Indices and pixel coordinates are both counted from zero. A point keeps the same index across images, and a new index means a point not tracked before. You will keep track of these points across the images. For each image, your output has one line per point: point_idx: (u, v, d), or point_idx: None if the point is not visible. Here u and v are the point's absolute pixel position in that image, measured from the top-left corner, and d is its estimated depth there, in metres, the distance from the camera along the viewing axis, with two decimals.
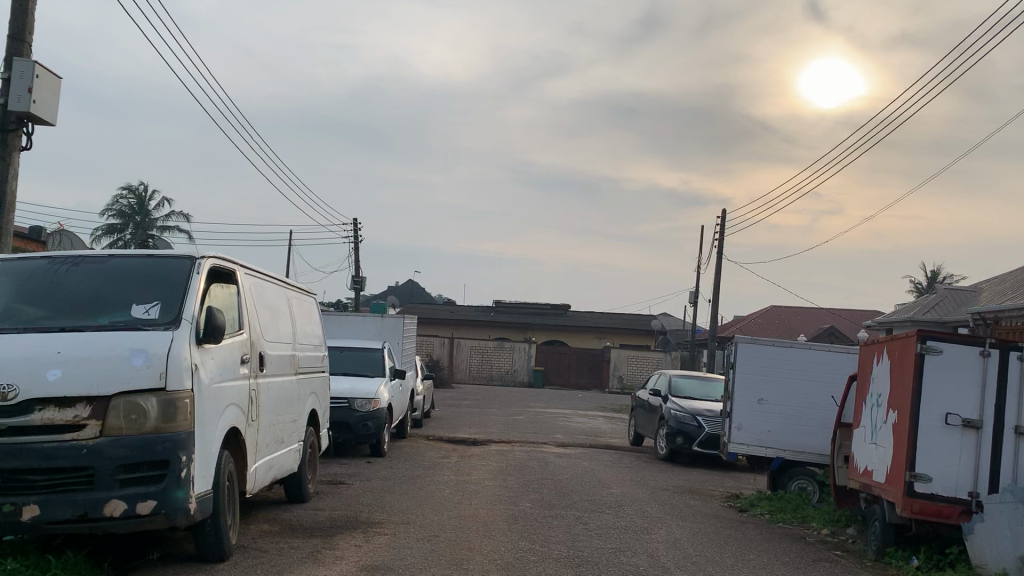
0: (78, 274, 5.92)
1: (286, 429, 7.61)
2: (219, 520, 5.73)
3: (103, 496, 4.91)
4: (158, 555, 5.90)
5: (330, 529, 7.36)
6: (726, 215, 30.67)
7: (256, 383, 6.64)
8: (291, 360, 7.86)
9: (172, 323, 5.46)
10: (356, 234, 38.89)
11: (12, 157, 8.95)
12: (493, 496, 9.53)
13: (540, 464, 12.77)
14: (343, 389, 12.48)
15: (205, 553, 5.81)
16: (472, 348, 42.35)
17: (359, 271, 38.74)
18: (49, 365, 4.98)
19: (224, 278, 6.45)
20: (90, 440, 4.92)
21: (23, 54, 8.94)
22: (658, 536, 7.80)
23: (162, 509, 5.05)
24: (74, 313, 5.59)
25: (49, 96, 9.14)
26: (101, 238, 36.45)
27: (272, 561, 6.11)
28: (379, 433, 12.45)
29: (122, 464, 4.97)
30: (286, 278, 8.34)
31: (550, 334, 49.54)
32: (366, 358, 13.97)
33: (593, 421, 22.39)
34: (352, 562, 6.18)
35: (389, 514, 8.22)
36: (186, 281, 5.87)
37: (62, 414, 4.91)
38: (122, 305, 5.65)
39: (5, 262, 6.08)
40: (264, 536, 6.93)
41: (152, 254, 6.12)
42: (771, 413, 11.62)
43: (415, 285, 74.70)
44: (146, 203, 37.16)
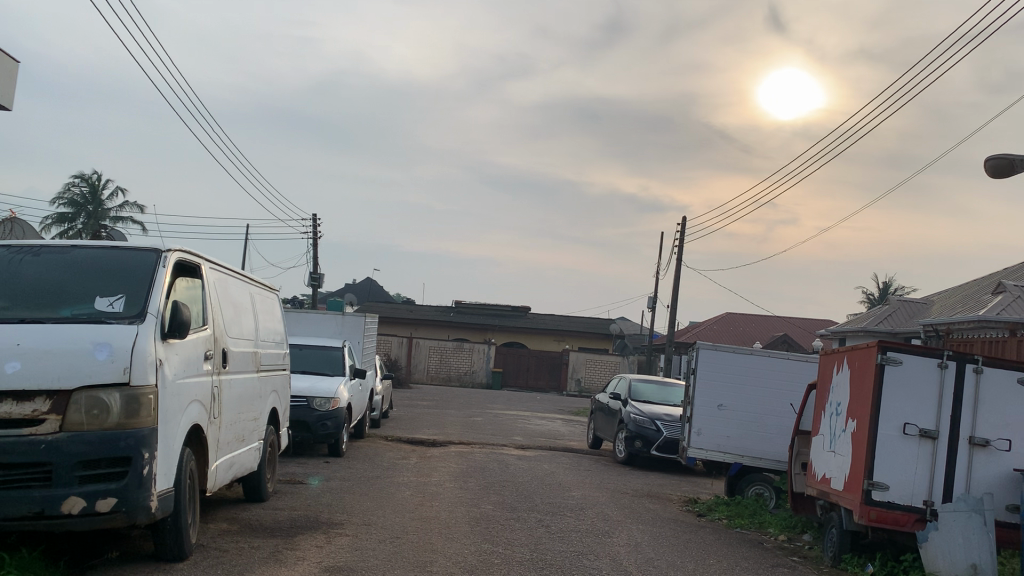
0: (38, 265, 5.78)
1: (247, 428, 7.48)
2: (180, 517, 5.62)
3: (61, 493, 4.79)
4: (116, 554, 5.77)
5: (290, 529, 7.26)
6: (686, 224, 31.06)
7: (219, 379, 6.53)
8: (253, 357, 7.73)
9: (137, 317, 5.35)
10: (316, 230, 38.55)
11: None
12: (453, 498, 9.49)
13: (500, 466, 12.75)
14: (302, 388, 12.35)
15: (165, 552, 5.70)
16: (430, 348, 42.23)
17: (317, 267, 38.40)
18: (7, 358, 4.84)
19: (188, 272, 6.33)
20: (49, 435, 4.79)
21: None
22: (620, 540, 7.85)
23: (122, 507, 4.93)
24: (34, 304, 5.44)
25: (5, 79, 8.90)
26: (51, 227, 35.60)
27: (232, 561, 6.00)
28: (338, 433, 12.31)
29: (82, 460, 4.84)
30: (249, 273, 8.20)
31: (509, 336, 49.61)
32: (325, 356, 13.83)
33: (550, 424, 22.42)
34: (314, 563, 6.11)
35: (350, 515, 8.14)
36: (152, 274, 5.75)
37: (21, 408, 4.78)
38: (85, 298, 5.52)
39: None
40: (224, 535, 6.82)
41: (116, 246, 5.99)
42: (730, 419, 11.74)
43: (374, 284, 74.25)
44: (99, 192, 36.41)
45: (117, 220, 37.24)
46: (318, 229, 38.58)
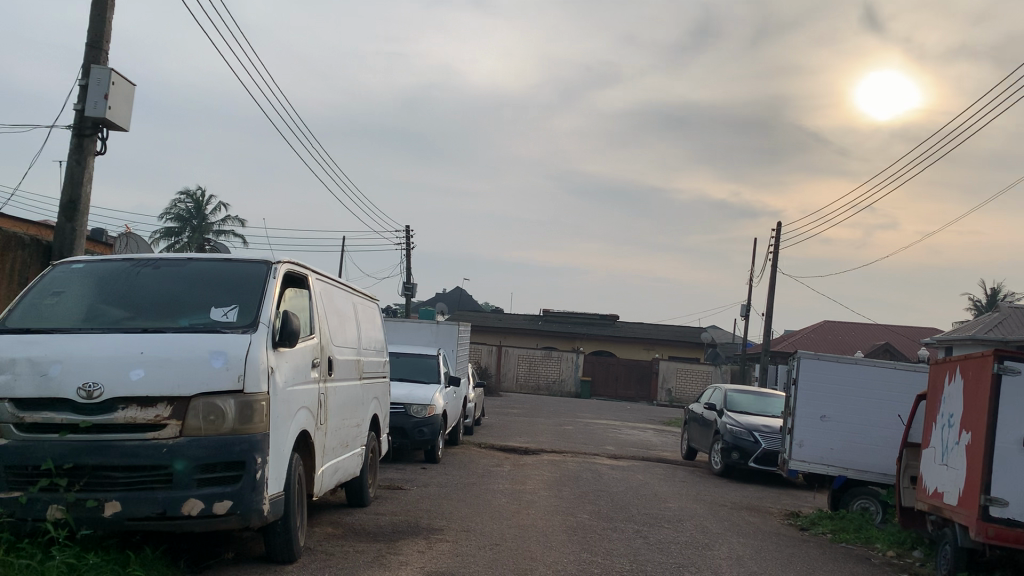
0: (157, 276, 6.09)
1: (350, 434, 7.68)
2: (289, 521, 5.81)
3: (182, 495, 5.01)
4: (230, 555, 6.01)
5: (392, 534, 7.41)
6: (781, 229, 30.41)
7: (325, 387, 6.74)
8: (355, 365, 7.93)
9: (250, 326, 5.56)
10: (408, 240, 39.39)
11: (88, 161, 9.22)
12: (550, 507, 9.52)
13: (594, 475, 12.70)
14: (399, 395, 12.60)
15: (275, 554, 5.90)
16: (519, 357, 42.48)
17: (408, 277, 39.14)
18: (132, 365, 5.09)
19: (297, 283, 6.57)
20: (171, 440, 5.03)
21: (100, 61, 9.22)
22: (721, 553, 7.72)
23: (237, 510, 5.14)
24: (154, 314, 5.73)
25: (123, 101, 9.40)
26: (159, 241, 37.32)
27: (339, 563, 6.18)
28: (435, 439, 12.49)
29: (201, 464, 5.05)
30: (352, 283, 8.43)
31: (598, 344, 49.38)
32: (421, 364, 14.07)
33: (642, 434, 22.20)
34: (418, 568, 6.23)
35: (450, 521, 8.26)
36: (263, 285, 5.99)
37: (144, 413, 5.01)
38: (202, 308, 5.78)
39: (87, 264, 6.28)
40: (329, 538, 7.02)
41: (229, 258, 6.25)
42: (834, 429, 11.39)
43: (463, 294, 75.20)
44: (203, 207, 38.00)
45: (220, 233, 38.73)
46: (410, 239, 39.34)
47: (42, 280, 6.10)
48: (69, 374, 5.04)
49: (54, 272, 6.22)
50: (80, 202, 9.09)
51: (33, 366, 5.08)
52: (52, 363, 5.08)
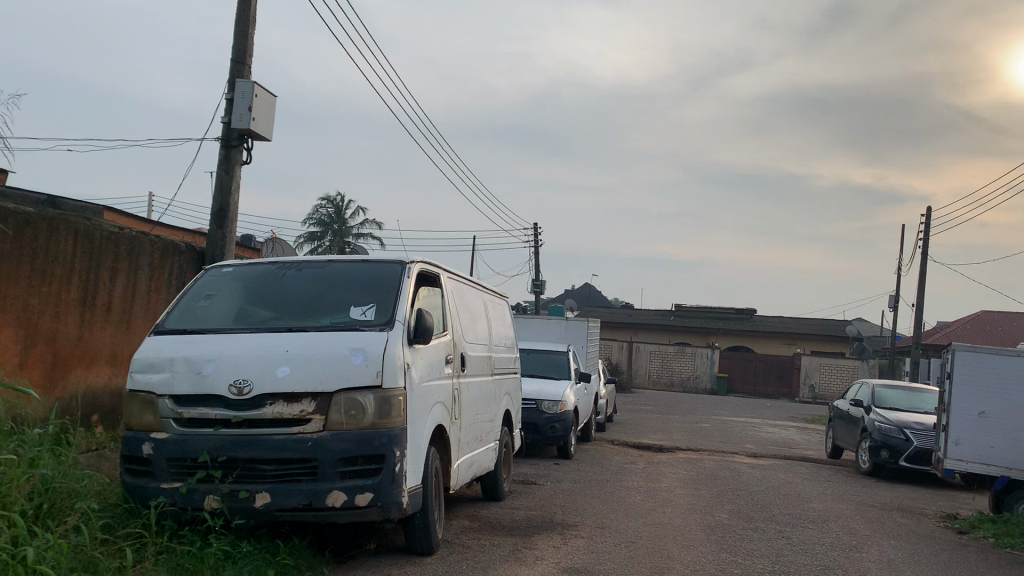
0: (300, 278, 6.36)
1: (484, 429, 7.78)
2: (427, 514, 5.93)
3: (326, 487, 5.20)
4: (372, 546, 6.20)
5: (528, 529, 7.45)
6: (931, 215, 28.70)
7: (459, 382, 6.85)
8: (488, 361, 8.03)
9: (387, 324, 5.72)
10: (538, 238, 39.64)
11: (236, 170, 9.74)
12: (687, 505, 9.33)
13: (732, 473, 12.37)
14: (530, 391, 12.68)
15: (415, 546, 6.04)
16: (652, 353, 42.01)
17: (538, 274, 39.39)
18: (279, 363, 5.33)
19: (430, 282, 6.71)
20: (315, 434, 5.23)
21: (244, 75, 9.73)
22: (870, 555, 7.34)
23: (377, 502, 5.29)
24: (298, 314, 5.99)
25: (266, 112, 9.88)
26: (302, 245, 39.09)
27: (475, 557, 6.26)
28: (567, 435, 12.50)
29: (343, 457, 5.23)
30: (482, 281, 8.55)
31: (734, 339, 48.12)
32: (552, 360, 14.11)
33: (784, 432, 21.44)
34: (553, 564, 6.23)
35: (584, 517, 8.23)
36: (399, 284, 6.15)
37: (290, 408, 5.24)
38: (341, 307, 5.99)
39: (236, 267, 6.63)
40: (466, 532, 7.14)
41: (366, 259, 6.46)
42: (995, 427, 10.61)
43: (594, 290, 75.00)
44: (343, 211, 39.52)
45: (358, 236, 40.15)
46: (540, 237, 39.59)
47: (196, 284, 6.49)
48: (221, 372, 5.33)
49: (207, 276, 6.60)
50: (229, 209, 9.61)
51: (190, 365, 5.41)
52: (207, 362, 5.40)
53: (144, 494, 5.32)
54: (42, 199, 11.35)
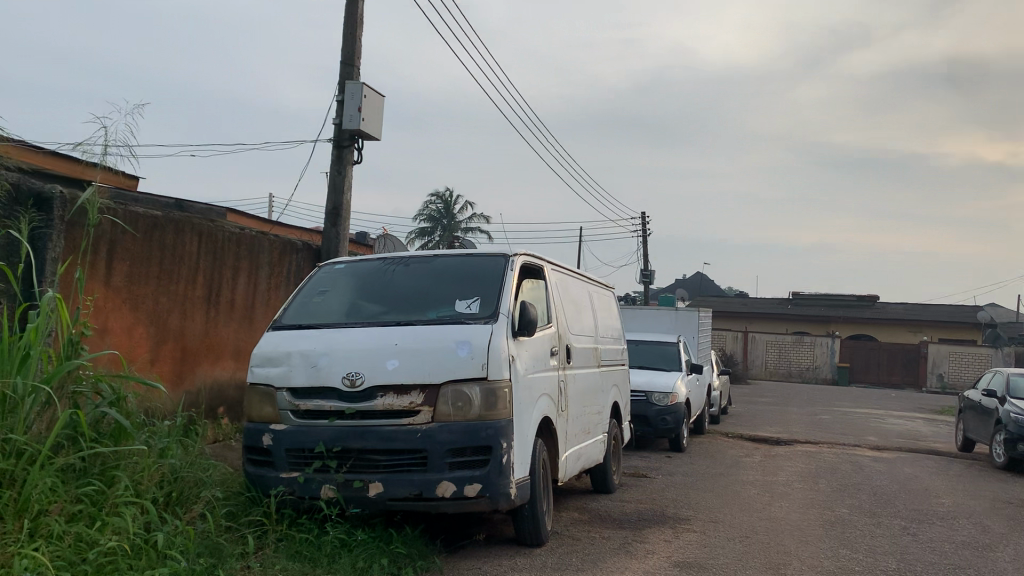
0: (407, 273, 6.48)
1: (592, 421, 7.74)
2: (536, 506, 5.95)
3: (436, 477, 5.28)
4: (482, 536, 6.27)
5: (638, 522, 7.37)
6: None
7: (565, 374, 6.84)
8: (594, 353, 7.99)
9: (491, 317, 5.76)
10: (647, 228, 39.20)
11: (347, 169, 10.01)
12: (804, 500, 9.02)
13: (854, 467, 11.89)
14: (640, 383, 12.55)
15: (524, 537, 6.07)
16: (768, 343, 40.91)
17: (648, 265, 38.96)
18: (388, 356, 5.45)
19: (534, 274, 6.72)
20: (424, 425, 5.32)
21: (354, 77, 9.99)
22: (1006, 555, 6.90)
23: (486, 493, 5.34)
24: (406, 308, 6.10)
25: (375, 112, 10.11)
26: (414, 241, 39.97)
27: (584, 549, 6.24)
28: (679, 428, 12.30)
29: (452, 448, 5.30)
30: (587, 273, 8.51)
31: (856, 328, 46.25)
32: (663, 352, 13.91)
33: (911, 424, 20.45)
34: (664, 558, 6.13)
35: (696, 511, 8.07)
36: (502, 277, 6.18)
37: (400, 400, 5.35)
38: (447, 301, 6.07)
39: (348, 264, 6.82)
40: (576, 524, 7.13)
41: (470, 253, 6.52)
42: None
43: (706, 280, 73.57)
44: (452, 207, 40.15)
45: (468, 230, 40.71)
46: (649, 227, 39.13)
47: (310, 281, 6.70)
48: (334, 365, 5.49)
49: (320, 273, 6.81)
50: (343, 208, 9.89)
51: (305, 358, 5.60)
52: (321, 355, 5.57)
53: (264, 483, 5.55)
54: (169, 204, 11.98)
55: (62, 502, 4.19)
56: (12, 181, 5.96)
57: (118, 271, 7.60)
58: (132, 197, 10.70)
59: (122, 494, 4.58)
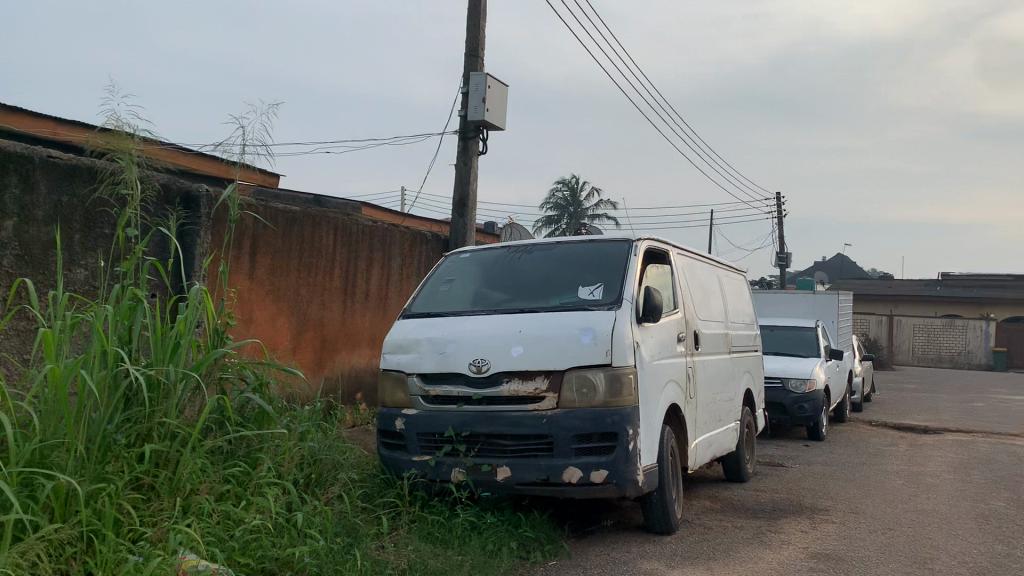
0: (531, 260, 6.52)
1: (723, 408, 7.57)
2: (664, 493, 5.88)
3: (562, 463, 5.30)
4: (611, 522, 6.26)
5: (773, 511, 7.16)
6: None
7: (693, 360, 6.71)
8: (724, 339, 7.80)
9: (615, 302, 5.72)
10: (781, 209, 37.88)
11: (473, 160, 10.15)
12: (956, 492, 8.50)
13: (1012, 458, 11.10)
14: (775, 369, 12.16)
15: (653, 525, 6.01)
16: (915, 327, 38.77)
17: (783, 247, 37.66)
18: (512, 342, 5.50)
19: (658, 259, 6.62)
20: (549, 411, 5.34)
21: (478, 68, 10.11)
22: None
23: (613, 479, 5.31)
24: (529, 296, 6.14)
25: (499, 102, 10.20)
26: (542, 229, 40.19)
27: (716, 538, 6.12)
28: (817, 416, 11.84)
29: (577, 434, 5.30)
30: (716, 256, 8.31)
31: (1014, 310, 43.13)
32: (799, 337, 13.42)
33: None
34: (800, 548, 5.93)
35: (836, 501, 7.76)
36: (626, 263, 6.12)
37: (526, 386, 5.40)
38: (571, 287, 6.07)
39: (472, 253, 6.92)
40: (707, 512, 7.00)
41: (593, 239, 6.49)
42: None
43: (847, 262, 70.37)
44: (579, 194, 40.10)
45: (596, 217, 40.54)
46: (783, 208, 37.80)
47: (437, 270, 6.85)
48: (461, 352, 5.60)
49: (447, 262, 6.95)
50: (469, 198, 10.05)
51: (433, 345, 5.73)
52: (448, 343, 5.69)
53: (398, 466, 5.74)
54: (308, 199, 12.53)
55: (211, 481, 4.47)
56: (163, 182, 6.38)
57: (260, 263, 8.00)
58: (273, 194, 11.25)
59: (265, 475, 4.84)
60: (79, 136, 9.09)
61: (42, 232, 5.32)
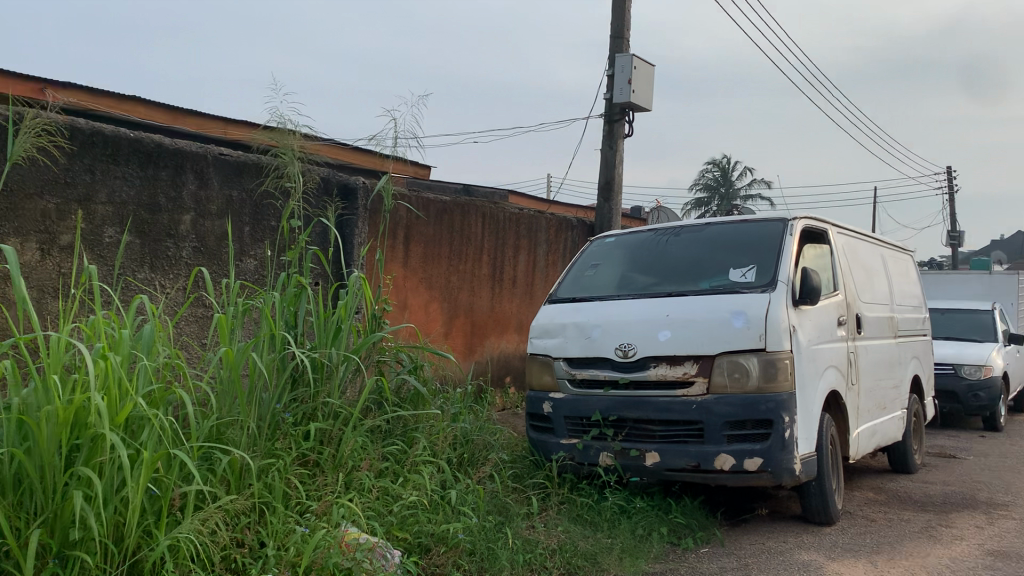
0: (679, 243, 6.40)
1: (887, 395, 7.17)
2: (824, 483, 5.64)
3: (714, 450, 5.19)
4: (766, 511, 6.08)
5: (944, 505, 6.74)
6: None
7: (854, 345, 6.39)
8: (889, 322, 7.38)
9: (768, 285, 5.52)
10: (952, 184, 35.39)
11: (619, 143, 10.06)
12: None
13: None
14: (946, 355, 11.40)
15: (811, 515, 5.79)
16: None
17: (954, 225, 35.21)
18: (660, 327, 5.43)
19: (816, 239, 6.34)
20: (700, 397, 5.24)
21: (623, 49, 10.00)
22: None
23: (768, 467, 5.15)
24: (678, 279, 6.03)
25: (645, 83, 10.05)
26: (691, 212, 39.40)
27: (881, 531, 5.82)
28: (995, 405, 11.02)
29: (729, 420, 5.17)
30: (879, 236, 7.87)
31: None
32: (974, 320, 12.51)
33: None
34: (975, 545, 5.55)
35: (1017, 496, 7.20)
36: (780, 243, 5.90)
37: (674, 371, 5.31)
38: (721, 270, 5.91)
39: (618, 237, 6.87)
40: (871, 504, 6.67)
41: (745, 220, 6.30)
42: None
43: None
44: (730, 174, 38.99)
45: (748, 198, 39.31)
46: (954, 183, 35.29)
47: (584, 254, 6.85)
48: (608, 337, 5.57)
49: (593, 246, 6.93)
50: (616, 182, 9.98)
51: (579, 330, 5.74)
52: (594, 327, 5.67)
53: (547, 449, 5.80)
54: (457, 189, 12.83)
55: (370, 458, 4.68)
56: (323, 175, 6.70)
57: (413, 251, 8.27)
58: (424, 184, 11.58)
59: (420, 454, 5.02)
60: (247, 135, 9.68)
61: (216, 225, 5.71)
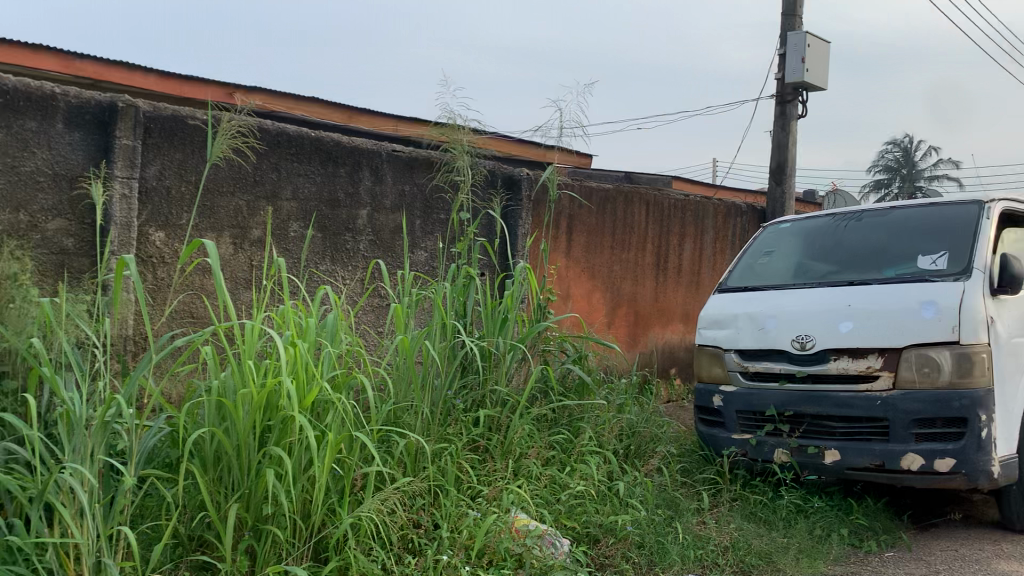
0: (861, 228, 6.05)
1: None
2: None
3: (900, 449, 4.86)
4: (960, 516, 5.65)
5: None
6: None
7: None
8: None
9: (963, 272, 5.12)
10: None
11: (791, 125, 9.63)
12: None
13: None
14: None
15: (1012, 523, 5.33)
16: None
17: None
18: (841, 318, 5.15)
19: (1017, 222, 5.82)
20: (884, 392, 4.93)
21: (796, 27, 9.56)
22: None
23: (962, 469, 4.78)
24: (859, 267, 5.71)
25: (820, 61, 9.56)
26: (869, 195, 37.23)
27: None
28: None
29: (918, 418, 4.83)
30: None
31: None
32: None
33: None
34: None
35: None
36: (976, 227, 5.46)
37: (856, 364, 5.03)
38: (908, 257, 5.54)
39: (793, 223, 6.59)
40: None
41: (935, 203, 5.87)
42: None
43: None
44: (914, 154, 36.50)
45: (933, 179, 36.67)
46: None
47: (756, 242, 6.60)
48: (783, 328, 5.35)
49: (766, 233, 6.67)
50: (788, 166, 9.58)
51: (752, 320, 5.55)
52: (768, 318, 5.47)
53: (718, 443, 5.65)
54: (622, 177, 12.72)
55: (538, 446, 4.73)
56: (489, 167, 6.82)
57: (577, 241, 8.28)
58: (588, 174, 11.56)
59: (588, 444, 5.03)
60: (417, 131, 10.01)
61: (390, 219, 5.95)
